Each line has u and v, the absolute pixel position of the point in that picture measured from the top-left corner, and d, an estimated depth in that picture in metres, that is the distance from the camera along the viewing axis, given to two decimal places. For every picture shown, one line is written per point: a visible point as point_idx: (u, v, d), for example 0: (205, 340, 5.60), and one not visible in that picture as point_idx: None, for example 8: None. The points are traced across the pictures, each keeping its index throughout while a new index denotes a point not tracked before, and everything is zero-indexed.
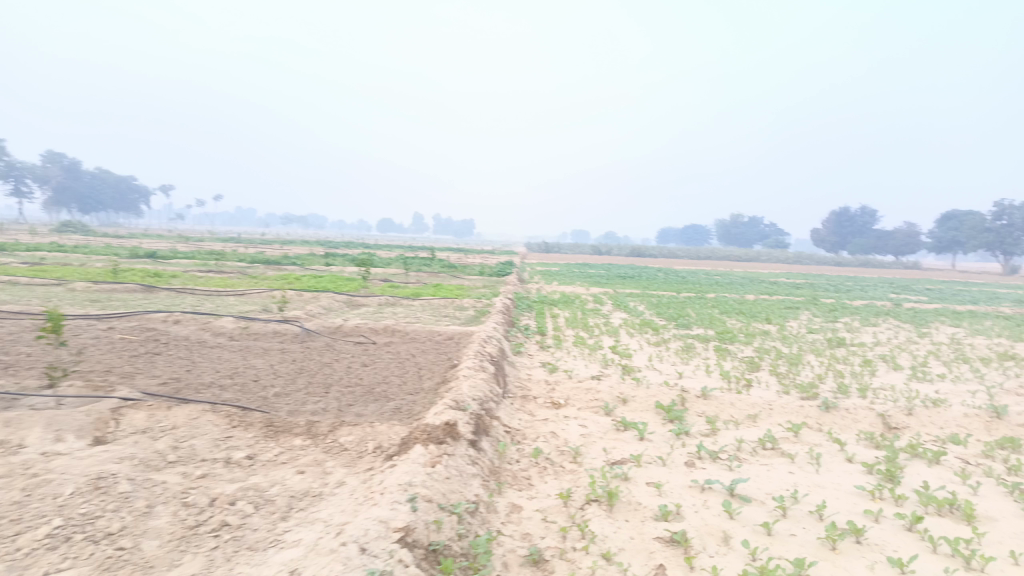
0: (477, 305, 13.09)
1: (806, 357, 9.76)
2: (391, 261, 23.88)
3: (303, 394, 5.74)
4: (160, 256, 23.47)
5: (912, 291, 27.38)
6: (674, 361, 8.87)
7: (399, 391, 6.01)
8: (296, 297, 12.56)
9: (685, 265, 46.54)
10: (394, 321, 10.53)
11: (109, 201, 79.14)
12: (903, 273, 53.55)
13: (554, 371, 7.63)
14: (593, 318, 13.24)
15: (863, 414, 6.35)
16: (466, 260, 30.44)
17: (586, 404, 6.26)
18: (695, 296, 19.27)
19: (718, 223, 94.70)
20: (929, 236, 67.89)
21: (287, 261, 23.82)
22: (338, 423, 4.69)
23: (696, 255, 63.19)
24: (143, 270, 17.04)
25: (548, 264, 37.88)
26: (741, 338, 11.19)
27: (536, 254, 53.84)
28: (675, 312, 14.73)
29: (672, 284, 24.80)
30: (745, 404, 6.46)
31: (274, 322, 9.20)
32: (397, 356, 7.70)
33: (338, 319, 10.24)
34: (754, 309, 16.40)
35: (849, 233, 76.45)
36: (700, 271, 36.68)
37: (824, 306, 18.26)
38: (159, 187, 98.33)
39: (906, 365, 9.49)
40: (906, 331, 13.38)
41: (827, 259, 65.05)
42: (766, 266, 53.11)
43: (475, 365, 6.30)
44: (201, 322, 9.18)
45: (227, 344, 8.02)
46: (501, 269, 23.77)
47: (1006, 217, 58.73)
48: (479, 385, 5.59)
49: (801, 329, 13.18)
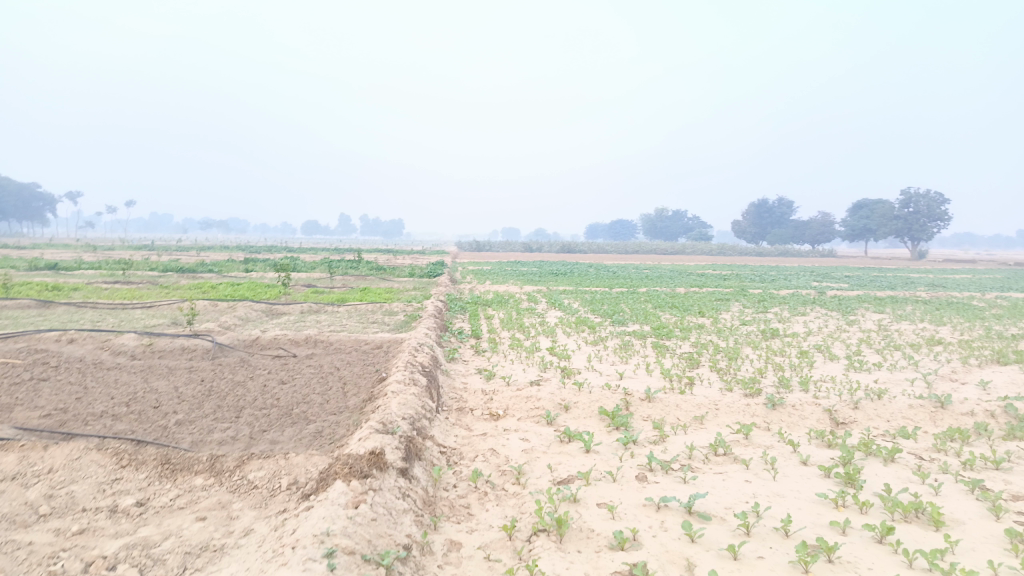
0: (407, 309, 12.53)
1: (744, 350, 9.63)
2: (315, 265, 22.91)
3: (210, 421, 5.11)
4: (63, 267, 21.83)
5: (834, 280, 28.08)
6: (614, 361, 8.55)
7: (321, 411, 5.45)
8: (211, 307, 11.72)
9: (615, 260, 46.86)
10: (318, 330, 9.88)
11: (9, 209, 74.14)
12: (822, 261, 55.46)
13: (490, 378, 7.18)
14: (528, 318, 12.87)
15: (810, 409, 6.15)
16: (395, 262, 29.70)
17: (526, 413, 5.85)
18: (628, 291, 19.19)
19: (644, 218, 96.51)
20: (843, 225, 70.74)
21: (203, 268, 22.53)
22: (247, 456, 4.11)
23: (625, 249, 63.87)
24: (40, 284, 15.71)
25: (479, 263, 37.39)
26: (679, 333, 11.00)
27: (466, 253, 53.44)
28: (610, 308, 14.49)
29: (604, 280, 24.67)
30: (692, 405, 6.17)
31: (183, 337, 8.43)
32: (320, 369, 7.11)
33: (256, 331, 9.51)
34: (687, 302, 16.33)
35: (768, 225, 78.99)
36: (629, 266, 36.90)
37: (753, 297, 18.41)
38: (66, 194, 93.11)
39: (842, 354, 9.48)
40: (835, 319, 13.54)
41: (749, 250, 66.90)
42: (693, 258, 54.10)
43: (405, 378, 5.79)
44: (98, 342, 8.32)
45: (127, 365, 7.23)
46: (431, 270, 23.15)
47: (913, 204, 61.65)
48: (409, 401, 5.09)
49: (734, 321, 13.14)
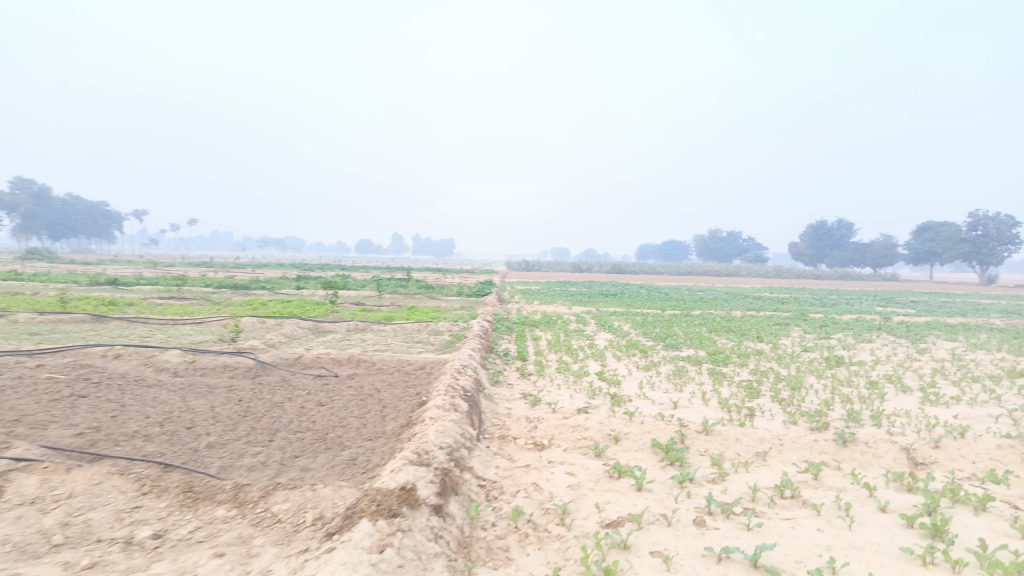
0: (453, 329, 12.29)
1: (807, 379, 9.06)
2: (365, 284, 22.93)
3: (242, 444, 4.91)
4: (122, 283, 22.38)
5: (899, 304, 26.85)
6: (667, 388, 8.11)
7: (356, 436, 5.19)
8: (257, 325, 11.70)
9: (668, 282, 45.90)
10: (362, 349, 9.70)
11: (80, 226, 77.26)
12: (885, 285, 53.43)
13: (536, 405, 6.84)
14: (577, 340, 12.49)
15: (884, 448, 5.63)
16: (445, 281, 29.63)
17: (573, 445, 5.49)
18: (681, 314, 18.60)
19: (697, 239, 95.13)
20: (906, 248, 68.22)
21: (255, 285, 22.80)
22: (273, 486, 3.87)
23: (677, 271, 62.70)
24: (97, 298, 16.04)
25: (528, 283, 37.07)
26: (736, 360, 10.46)
27: (515, 273, 53.38)
28: (662, 332, 13.98)
29: (656, 302, 24.07)
30: (753, 440, 5.71)
31: (226, 354, 8.34)
32: (360, 390, 6.88)
33: (300, 349, 9.38)
34: (744, 326, 15.69)
35: (827, 247, 76.77)
36: (682, 288, 36.07)
37: (814, 322, 17.60)
38: (133, 213, 96.73)
39: (915, 385, 8.82)
40: (904, 348, 12.76)
41: (806, 273, 65.04)
42: (748, 281, 52.67)
43: (445, 403, 5.50)
44: (143, 358, 8.29)
45: (168, 382, 7.14)
46: (479, 289, 22.94)
47: (981, 227, 59.09)
48: (447, 429, 4.79)
49: (794, 347, 12.49)
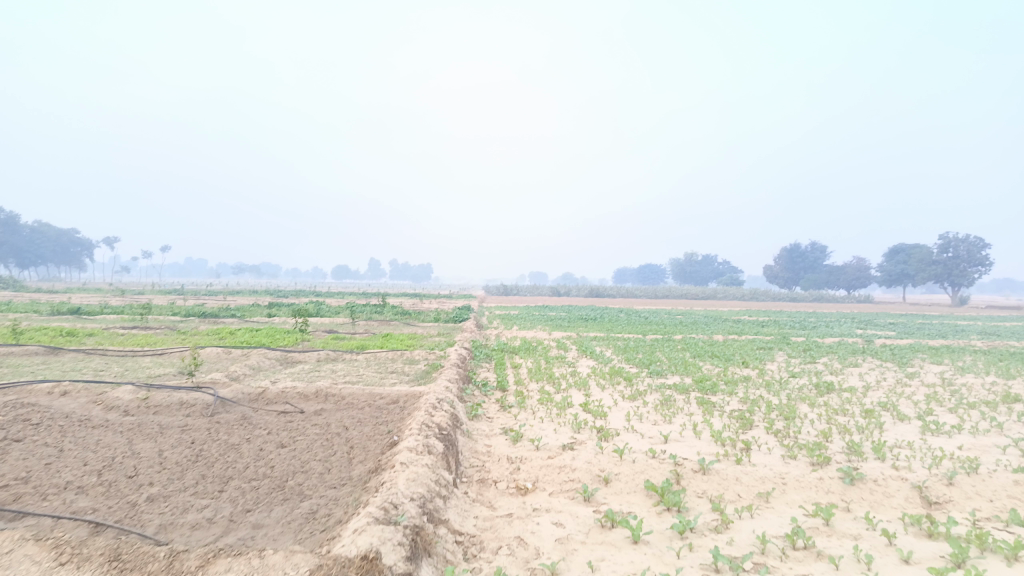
0: (429, 358, 11.77)
1: (800, 407, 8.67)
2: (339, 311, 22.33)
3: (188, 496, 4.35)
4: (85, 312, 21.51)
5: (878, 327, 26.74)
6: (655, 420, 7.64)
7: (318, 484, 4.66)
8: (222, 357, 11.07)
9: (648, 305, 45.56)
10: (332, 381, 9.15)
11: (48, 254, 75.47)
12: (860, 307, 53.79)
13: (517, 443, 6.34)
14: (558, 368, 12.00)
15: (895, 486, 5.22)
16: (422, 307, 29.08)
17: (559, 489, 5.01)
18: (663, 338, 18.25)
19: (674, 263, 95.66)
20: (879, 270, 68.97)
21: (225, 313, 22.07)
22: (215, 552, 3.33)
23: (655, 294, 62.64)
24: (54, 329, 15.24)
25: (506, 308, 36.56)
26: (724, 387, 10.04)
27: (493, 298, 53.07)
28: (646, 358, 13.55)
29: (636, 326, 23.72)
30: (753, 478, 5.27)
31: (184, 390, 7.75)
32: (327, 428, 6.35)
33: (266, 382, 8.80)
34: (728, 351, 15.31)
35: (802, 270, 77.40)
36: (663, 311, 35.74)
37: (797, 346, 17.28)
38: (104, 240, 95.05)
39: (912, 413, 8.47)
40: (892, 372, 12.46)
41: (783, 295, 65.36)
42: (727, 304, 52.61)
43: (418, 444, 4.99)
44: (92, 395, 7.65)
45: (115, 422, 6.54)
46: (456, 315, 22.39)
47: (952, 249, 59.89)
48: (419, 476, 4.29)
49: (782, 373, 12.12)
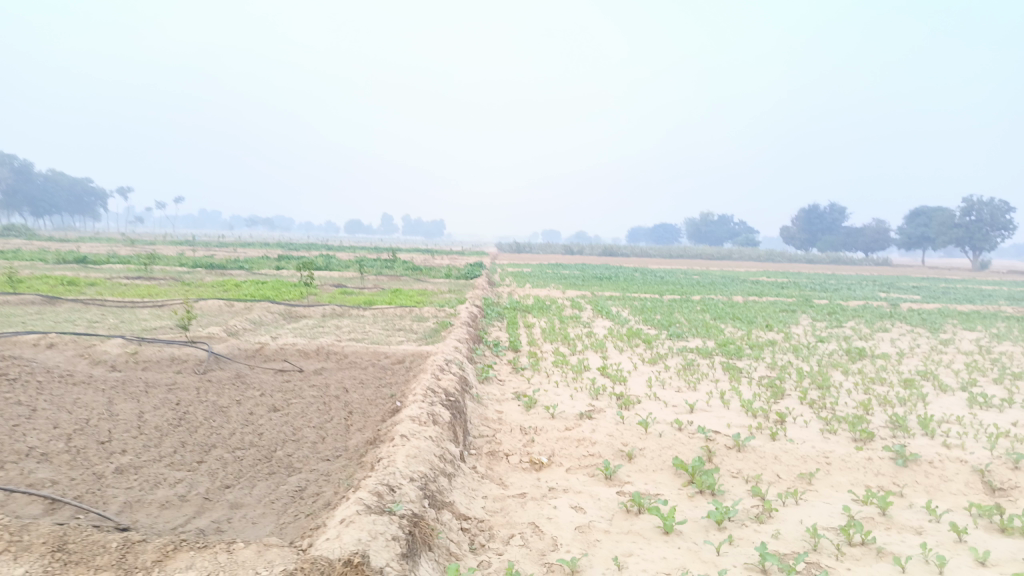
0: (439, 315, 11.26)
1: (833, 375, 8.10)
2: (349, 264, 21.87)
3: (162, 468, 3.88)
4: (91, 261, 21.09)
5: (901, 291, 25.93)
6: (679, 387, 7.10)
7: (310, 456, 4.18)
8: (223, 311, 10.62)
9: (664, 265, 44.78)
10: (336, 338, 8.66)
11: (62, 203, 75.25)
12: (878, 270, 52.77)
13: (531, 411, 5.84)
14: (573, 328, 11.46)
15: (952, 469, 4.67)
16: (434, 262, 28.52)
17: (578, 465, 4.50)
18: (681, 299, 17.64)
19: (689, 223, 94.42)
20: (899, 233, 67.59)
21: (233, 265, 21.60)
22: (179, 544, 2.85)
23: (670, 253, 61.69)
24: (56, 278, 14.81)
25: (519, 265, 35.94)
26: (749, 352, 9.47)
27: (505, 254, 52.42)
28: (664, 319, 12.97)
29: (653, 285, 23.11)
30: (794, 458, 4.73)
31: (176, 345, 7.27)
32: (324, 390, 5.86)
33: (265, 338, 8.32)
34: (750, 313, 14.72)
35: (819, 232, 76.06)
36: (678, 271, 34.93)
37: (822, 309, 16.61)
38: (118, 190, 94.79)
39: (955, 384, 7.89)
40: (924, 338, 11.83)
41: (799, 256, 64.31)
42: (744, 265, 51.67)
43: (421, 412, 4.47)
44: (79, 347, 7.19)
45: (99, 379, 6.08)
46: (468, 271, 21.83)
47: (975, 212, 58.40)
48: (421, 452, 3.79)
49: (809, 338, 11.51)
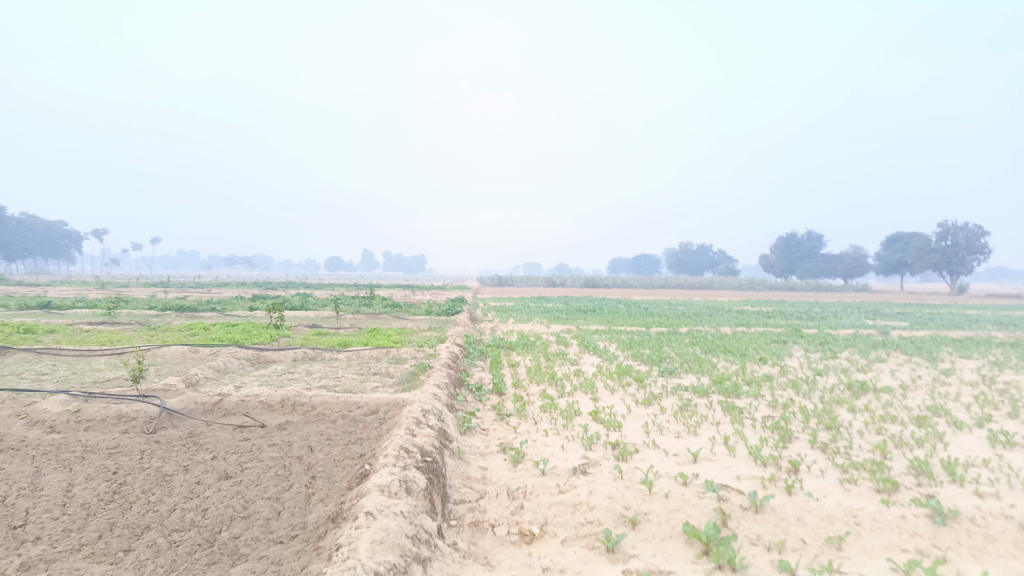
0: (418, 356, 10.64)
1: (840, 413, 7.57)
2: (326, 303, 21.18)
3: (78, 561, 3.23)
4: (57, 306, 20.26)
5: (886, 318, 25.58)
6: (678, 432, 6.54)
7: (260, 538, 3.55)
8: (188, 359, 9.93)
9: (647, 296, 44.44)
10: (305, 386, 8.02)
11: (35, 246, 73.71)
12: (858, 297, 52.90)
13: (519, 467, 5.23)
14: (560, 367, 10.88)
15: (998, 526, 4.13)
16: (416, 299, 27.92)
17: (575, 537, 3.91)
18: (670, 331, 17.12)
19: (669, 253, 94.75)
20: (878, 260, 68.05)
21: (205, 307, 20.82)
22: None
23: (653, 284, 61.44)
24: (12, 325, 14.00)
25: (500, 299, 35.36)
26: (747, 388, 8.93)
27: (486, 289, 51.96)
28: (654, 354, 12.42)
29: (640, 318, 22.63)
30: (820, 518, 4.16)
31: (126, 400, 6.59)
32: (286, 450, 5.23)
33: (227, 388, 7.66)
34: (741, 345, 14.23)
35: (799, 259, 76.51)
36: (662, 302, 34.59)
37: (813, 339, 16.17)
38: (94, 232, 93.50)
39: (970, 420, 7.38)
40: (924, 368, 11.38)
41: (780, 285, 64.39)
42: (726, 294, 51.58)
43: (391, 480, 3.87)
44: (16, 406, 6.47)
45: (31, 442, 5.39)
46: (449, 307, 21.23)
47: (950, 237, 58.91)
48: (390, 534, 3.19)
49: (806, 370, 11.02)
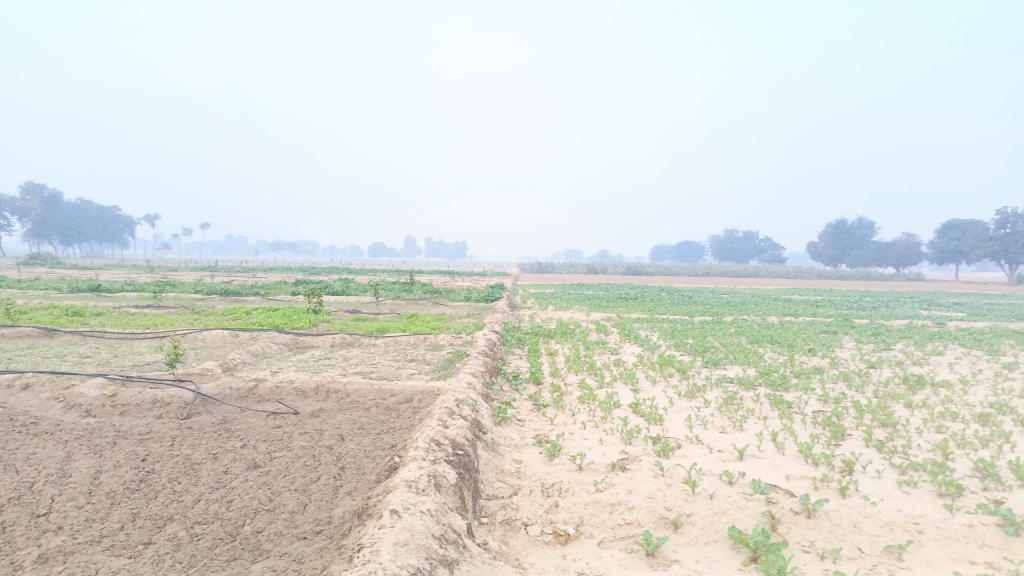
0: (455, 344, 10.50)
1: (896, 409, 7.17)
2: (367, 288, 21.23)
3: (96, 554, 3.13)
4: (107, 289, 20.70)
5: (941, 308, 24.59)
6: (723, 426, 6.25)
7: (283, 533, 3.42)
8: (227, 344, 9.95)
9: (691, 284, 43.63)
10: (341, 372, 7.92)
11: (91, 231, 75.90)
12: (910, 286, 51.20)
13: (555, 462, 5.02)
14: (600, 355, 10.63)
15: None
16: (457, 285, 27.86)
17: (612, 539, 3.68)
18: (714, 320, 16.69)
19: (713, 240, 93.21)
20: (932, 248, 65.77)
21: (249, 292, 21.04)
22: None
23: (696, 272, 60.44)
24: (62, 308, 14.29)
25: (541, 286, 35.07)
26: (796, 381, 8.56)
27: (528, 275, 51.72)
28: (698, 344, 12.05)
29: (683, 306, 22.16)
30: (878, 526, 3.86)
31: (162, 385, 6.58)
32: (316, 439, 5.11)
33: (263, 374, 7.60)
34: (789, 335, 13.75)
35: (848, 247, 74.45)
36: (706, 290, 33.95)
37: (864, 329, 15.57)
38: (146, 218, 96.02)
39: None
40: (985, 362, 10.80)
41: (829, 273, 62.71)
42: (771, 283, 50.45)
43: (420, 476, 3.70)
44: (55, 389, 6.50)
45: (66, 427, 5.38)
46: (488, 294, 21.10)
47: (1010, 224, 56.52)
48: (415, 536, 3.01)
49: (858, 363, 10.55)
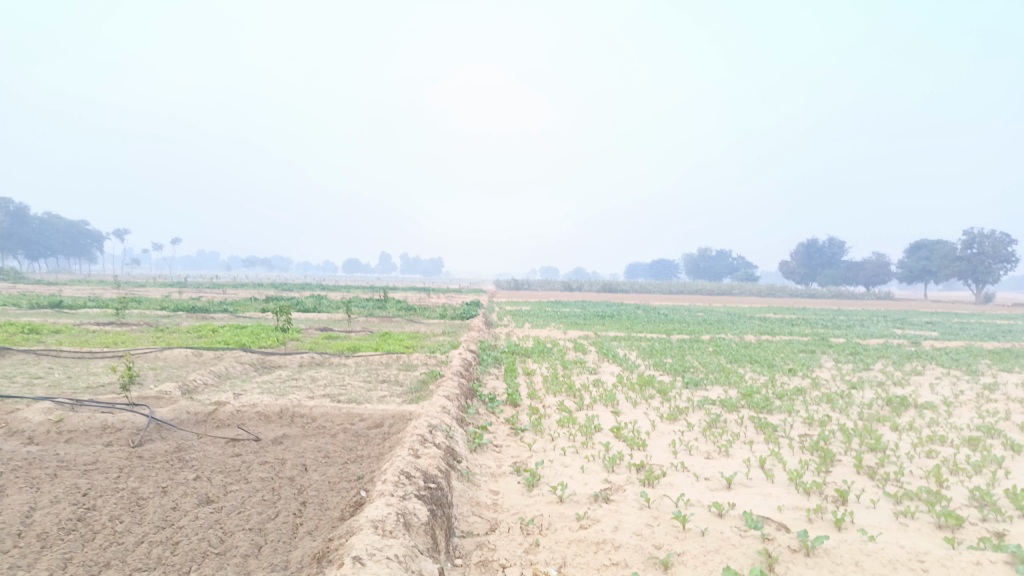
0: (428, 363, 10.14)
1: (883, 433, 6.96)
2: (340, 305, 20.80)
3: None
4: (68, 305, 20.01)
5: (915, 327, 24.72)
6: (708, 452, 5.99)
7: None
8: (189, 364, 9.50)
9: (665, 302, 43.63)
10: (308, 394, 7.55)
11: (57, 246, 74.12)
12: (880, 305, 51.77)
13: (535, 493, 4.70)
14: (578, 375, 10.34)
15: None
16: (432, 302, 27.47)
17: None
18: (692, 339, 16.52)
19: (688, 258, 93.94)
20: (901, 267, 66.75)
21: (218, 309, 20.48)
22: None
23: (671, 290, 60.59)
24: (18, 325, 13.66)
25: (517, 303, 34.82)
26: (779, 403, 8.33)
27: (503, 292, 51.42)
28: (677, 363, 11.82)
29: (660, 324, 22.00)
30: (881, 564, 3.60)
31: (114, 410, 6.15)
32: (277, 469, 4.74)
33: (224, 397, 7.20)
34: (768, 355, 13.59)
35: (820, 266, 75.28)
36: (682, 309, 33.89)
37: (842, 349, 15.48)
38: (115, 232, 94.19)
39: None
40: (965, 382, 10.69)
41: (801, 291, 63.26)
42: (744, 301, 50.74)
43: (388, 514, 3.37)
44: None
45: (3, 455, 4.95)
46: (464, 311, 20.76)
47: (977, 244, 57.49)
48: None
49: (839, 383, 10.39)
